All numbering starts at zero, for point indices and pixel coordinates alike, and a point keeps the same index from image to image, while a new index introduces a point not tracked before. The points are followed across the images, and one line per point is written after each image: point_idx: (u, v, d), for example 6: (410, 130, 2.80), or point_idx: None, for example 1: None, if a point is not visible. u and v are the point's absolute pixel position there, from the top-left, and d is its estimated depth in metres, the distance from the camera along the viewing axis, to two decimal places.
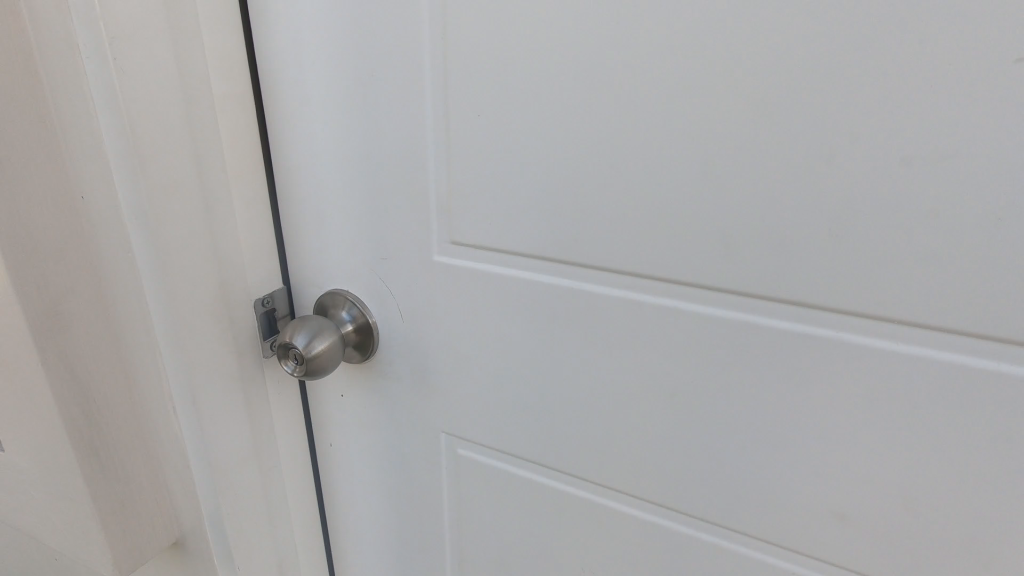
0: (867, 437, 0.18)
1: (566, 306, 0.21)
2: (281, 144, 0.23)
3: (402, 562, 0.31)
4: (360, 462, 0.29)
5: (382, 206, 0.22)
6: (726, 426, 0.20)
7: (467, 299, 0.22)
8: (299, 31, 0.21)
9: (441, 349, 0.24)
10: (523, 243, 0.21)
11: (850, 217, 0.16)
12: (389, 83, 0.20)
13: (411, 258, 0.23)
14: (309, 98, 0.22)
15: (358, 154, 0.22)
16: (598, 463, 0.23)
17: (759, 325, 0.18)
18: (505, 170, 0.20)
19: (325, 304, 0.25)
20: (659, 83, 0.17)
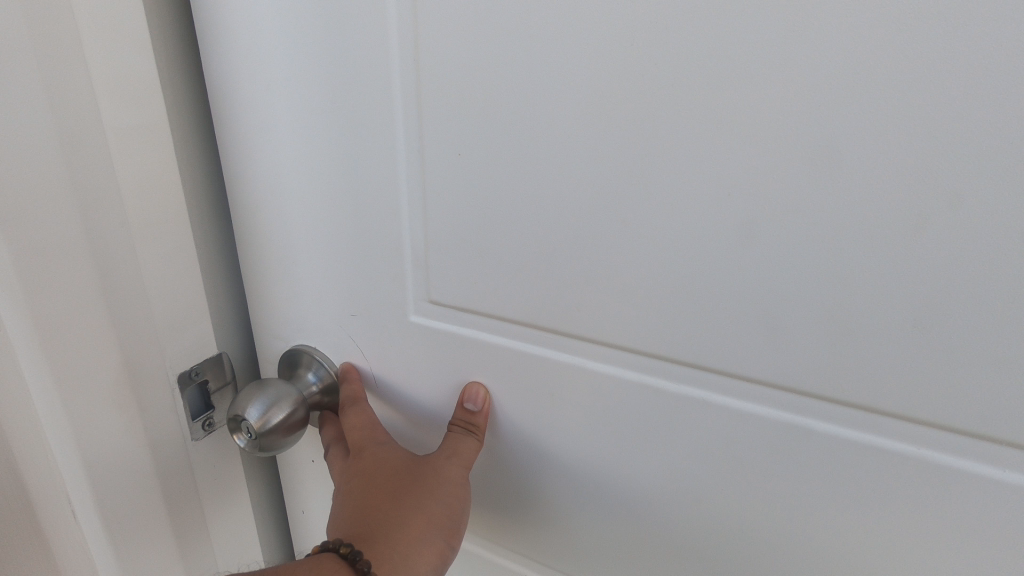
0: (940, 572, 0.14)
1: (563, 386, 0.17)
2: (231, 172, 0.19)
3: None
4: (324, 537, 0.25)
5: (349, 253, 0.18)
6: (750, 536, 0.16)
7: (447, 367, 0.18)
8: (249, 30, 0.16)
9: (421, 420, 0.20)
10: (513, 308, 0.16)
11: (939, 303, 0.12)
12: (354, 100, 0.16)
13: (383, 315, 0.19)
14: (262, 116, 0.17)
15: (321, 188, 0.18)
16: (588, 566, 0.19)
17: (808, 430, 0.14)
18: (492, 221, 0.16)
19: (287, 362, 0.21)
20: (690, 106, 0.12)
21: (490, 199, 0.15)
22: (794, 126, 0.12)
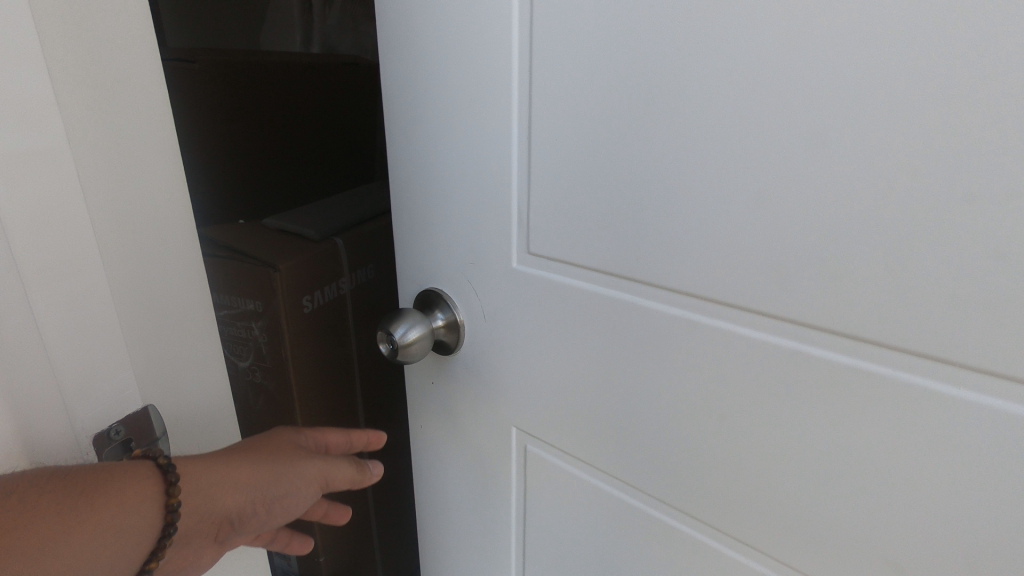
0: (904, 450, 0.22)
1: (623, 311, 0.28)
2: (417, 170, 0.33)
3: (473, 503, 0.40)
4: (447, 415, 0.39)
5: (478, 218, 0.31)
6: (762, 417, 0.25)
7: (537, 296, 0.31)
8: (434, 88, 0.30)
9: (516, 337, 0.32)
10: (588, 254, 0.28)
11: (866, 243, 0.20)
12: (488, 121, 0.29)
13: (493, 261, 0.32)
14: (436, 134, 0.31)
15: (467, 178, 0.31)
16: (632, 462, 0.31)
17: (780, 344, 0.23)
18: (574, 195, 0.27)
19: (429, 300, 0.35)
20: (697, 121, 0.23)
21: (568, 183, 0.27)
22: (783, 133, 0.21)
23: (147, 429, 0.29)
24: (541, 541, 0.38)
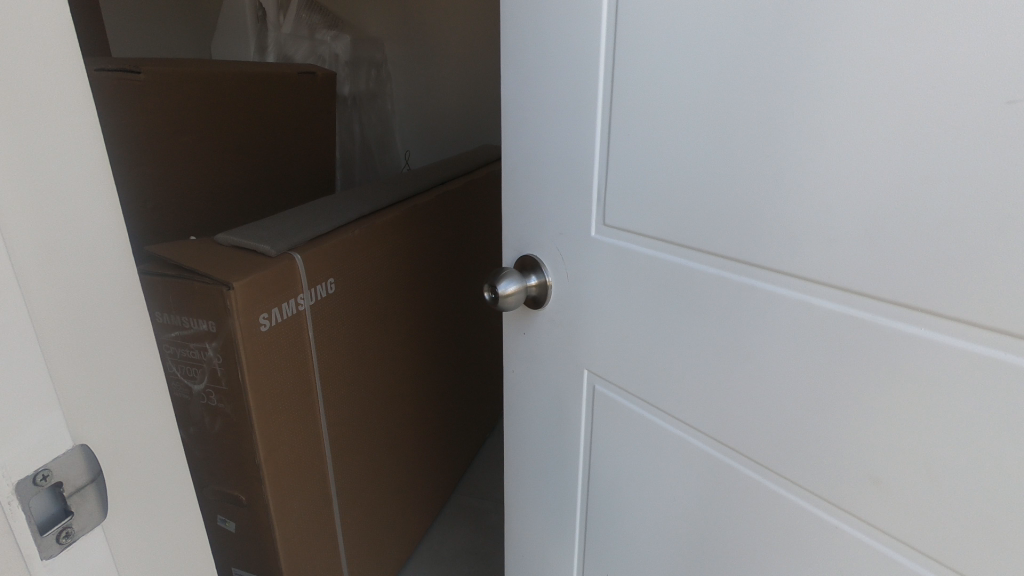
0: (897, 378, 0.29)
1: (677, 269, 0.38)
2: (526, 156, 0.47)
3: (552, 420, 0.53)
4: (539, 349, 0.52)
5: (568, 193, 0.44)
6: (778, 346, 0.34)
7: (613, 255, 0.42)
8: (539, 96, 0.43)
9: (593, 286, 0.45)
10: (651, 221, 0.39)
11: (862, 205, 0.28)
12: (575, 122, 0.41)
13: (577, 228, 0.44)
14: (540, 131, 0.44)
15: (562, 163, 0.43)
16: (682, 394, 0.41)
17: (803, 300, 0.32)
18: (643, 176, 0.39)
19: (530, 264, 0.49)
20: (731, 111, 0.33)
21: (637, 167, 0.39)
22: (798, 122, 0.30)
23: (79, 469, 0.28)
24: (604, 467, 0.50)
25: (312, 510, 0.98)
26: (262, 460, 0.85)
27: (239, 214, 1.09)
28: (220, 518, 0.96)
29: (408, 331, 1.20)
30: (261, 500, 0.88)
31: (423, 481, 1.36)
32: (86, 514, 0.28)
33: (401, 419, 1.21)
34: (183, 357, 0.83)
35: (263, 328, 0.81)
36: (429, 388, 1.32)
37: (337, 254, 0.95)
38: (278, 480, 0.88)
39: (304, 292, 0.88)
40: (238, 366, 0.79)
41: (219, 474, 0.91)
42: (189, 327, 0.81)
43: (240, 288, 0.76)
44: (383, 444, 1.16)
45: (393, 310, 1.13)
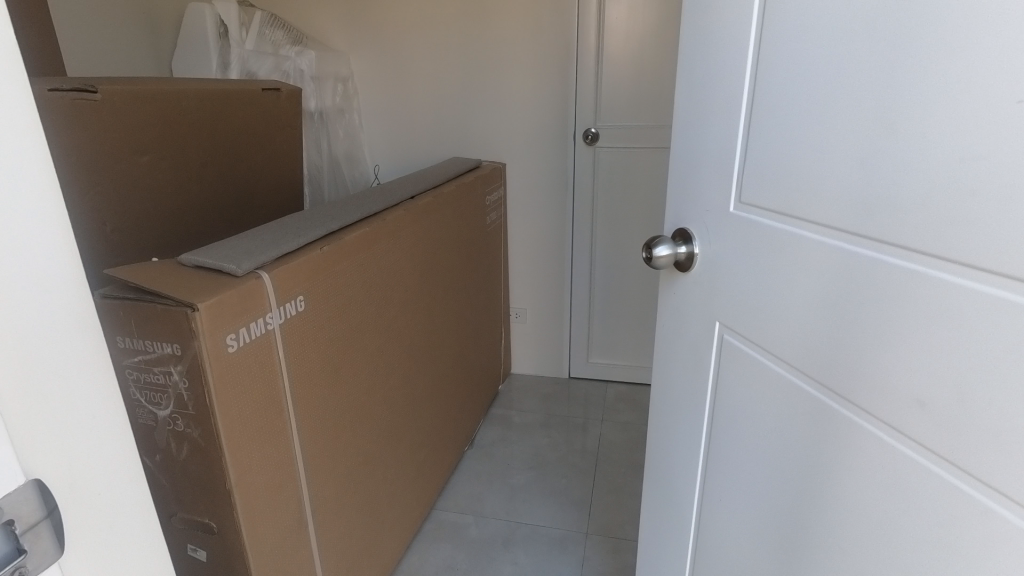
0: (935, 303, 0.43)
1: (784, 237, 0.57)
2: (694, 152, 0.69)
3: (692, 346, 0.75)
4: (688, 294, 0.74)
5: (715, 178, 0.66)
6: (856, 288, 0.50)
7: (738, 226, 0.63)
8: (708, 109, 0.65)
9: (721, 251, 0.66)
10: (768, 198, 0.59)
11: (907, 185, 0.45)
12: (728, 128, 0.62)
13: (715, 205, 0.66)
14: (705, 133, 0.66)
15: (718, 157, 0.64)
16: (787, 323, 0.58)
17: (869, 258, 0.49)
18: (768, 165, 0.58)
19: (684, 237, 0.72)
20: (832, 116, 0.50)
21: (761, 161, 0.59)
22: (864, 123, 0.48)
23: (31, 508, 0.35)
24: (729, 387, 0.69)
25: (282, 527, 1.03)
26: (232, 483, 0.91)
27: (198, 224, 1.27)
28: (191, 549, 1.01)
29: (366, 351, 1.28)
30: (230, 520, 0.94)
31: (388, 497, 1.43)
32: (37, 552, 0.35)
33: (362, 436, 1.29)
34: (147, 382, 0.89)
35: (229, 350, 0.88)
36: (388, 406, 1.39)
37: (297, 275, 1.03)
38: (249, 498, 0.94)
39: (270, 312, 0.96)
40: (206, 388, 0.85)
41: (185, 498, 0.96)
42: (153, 352, 0.87)
43: (206, 311, 0.83)
44: (346, 460, 1.23)
45: (351, 329, 1.21)
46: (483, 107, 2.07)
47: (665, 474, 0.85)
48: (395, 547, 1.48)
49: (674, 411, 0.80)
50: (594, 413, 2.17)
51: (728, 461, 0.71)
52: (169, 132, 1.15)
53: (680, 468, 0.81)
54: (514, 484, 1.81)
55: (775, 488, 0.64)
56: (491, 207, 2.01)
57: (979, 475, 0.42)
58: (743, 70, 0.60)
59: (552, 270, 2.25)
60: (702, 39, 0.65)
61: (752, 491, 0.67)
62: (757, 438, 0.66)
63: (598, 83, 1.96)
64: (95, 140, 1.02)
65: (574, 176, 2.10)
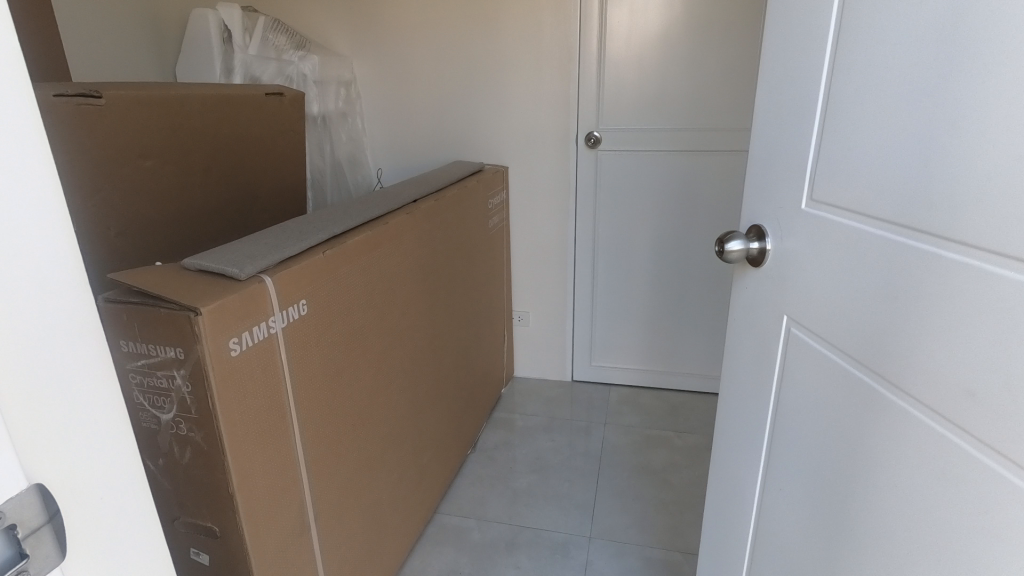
0: (985, 294, 0.45)
1: (851, 232, 0.59)
2: (770, 151, 0.71)
3: (761, 338, 0.77)
4: (759, 288, 0.77)
5: (789, 176, 0.68)
6: (912, 280, 0.52)
7: (808, 222, 0.66)
8: (786, 110, 0.68)
9: (792, 246, 0.69)
10: (837, 195, 0.61)
11: (964, 180, 0.47)
12: (803, 129, 0.65)
13: (788, 203, 0.69)
14: (782, 134, 0.69)
15: (794, 155, 0.67)
16: (850, 315, 0.60)
17: (925, 252, 0.51)
18: (838, 162, 0.60)
19: (757, 233, 0.75)
20: (897, 115, 0.53)
21: (832, 159, 0.61)
22: (925, 122, 0.50)
23: (33, 512, 0.33)
24: (794, 379, 0.71)
25: (284, 533, 1.01)
26: (235, 488, 0.89)
27: (201, 226, 1.25)
28: (192, 553, 0.98)
29: (369, 354, 1.25)
30: (233, 525, 0.91)
31: (391, 502, 1.40)
32: (39, 557, 0.33)
33: (365, 440, 1.26)
34: (150, 386, 0.87)
35: (233, 353, 0.86)
36: (391, 410, 1.37)
37: (300, 278, 1.00)
38: (252, 504, 0.92)
39: (273, 316, 0.94)
40: (209, 392, 0.83)
41: (187, 502, 0.94)
42: (155, 355, 0.84)
43: (209, 314, 0.81)
44: (349, 465, 1.20)
45: (353, 332, 1.18)
46: (486, 109, 2.05)
47: (733, 467, 0.87)
48: (398, 551, 1.45)
49: (742, 403, 0.83)
50: (596, 417, 2.14)
51: (787, 450, 0.73)
52: (173, 135, 1.13)
53: (745, 457, 0.83)
54: (515, 487, 1.78)
55: (833, 476, 0.65)
56: (493, 211, 1.99)
57: (1018, 459, 0.43)
58: (819, 72, 0.62)
59: (553, 271, 2.21)
60: (782, 44, 0.68)
61: (812, 480, 0.69)
62: (818, 429, 0.67)
63: (600, 83, 1.94)
64: (99, 144, 1.00)
65: (576, 177, 2.07)
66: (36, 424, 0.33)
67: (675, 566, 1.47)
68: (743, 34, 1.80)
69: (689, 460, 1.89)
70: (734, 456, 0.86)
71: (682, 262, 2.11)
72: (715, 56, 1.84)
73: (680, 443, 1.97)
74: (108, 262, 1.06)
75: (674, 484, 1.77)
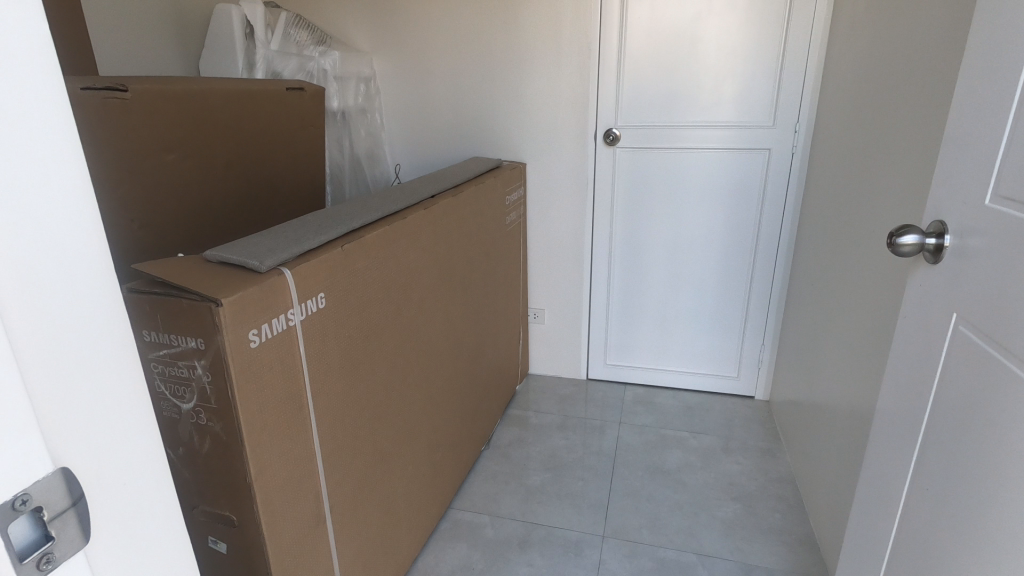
0: None
1: (1020, 225, 0.61)
2: (962, 146, 0.72)
3: (928, 332, 0.78)
4: (931, 282, 0.78)
5: (975, 171, 0.70)
6: None
7: (984, 219, 0.67)
8: (979, 107, 0.69)
9: (966, 242, 0.70)
10: (1015, 189, 0.62)
11: None
12: (994, 124, 0.66)
13: (969, 199, 0.70)
14: (973, 130, 0.70)
15: (981, 150, 0.68)
16: (1013, 306, 0.62)
17: None
18: (1019, 156, 0.62)
19: (938, 229, 0.76)
20: None
21: (1016, 153, 0.63)
22: None
23: (58, 494, 0.31)
24: (953, 372, 0.72)
25: (300, 523, 0.99)
26: (253, 477, 0.87)
27: (220, 218, 1.25)
28: (209, 541, 0.97)
29: (385, 349, 1.23)
30: (250, 514, 0.90)
31: (405, 498, 1.38)
32: (65, 541, 0.31)
33: (381, 435, 1.24)
34: (171, 375, 0.86)
35: (252, 344, 0.85)
36: (406, 406, 1.35)
37: (320, 269, 0.99)
38: (268, 496, 0.91)
39: (292, 308, 0.93)
40: (230, 382, 0.82)
41: (205, 490, 0.93)
42: (176, 345, 0.83)
43: (229, 307, 0.79)
44: (365, 460, 1.18)
45: (370, 326, 1.16)
46: (502, 106, 2.01)
47: (886, 470, 0.87)
48: (412, 546, 1.43)
49: (904, 397, 0.83)
50: (611, 416, 2.10)
51: (942, 447, 0.73)
52: (196, 128, 1.12)
53: (898, 460, 0.84)
54: (529, 485, 1.75)
55: (982, 467, 0.66)
56: (510, 207, 1.95)
57: None
58: (1014, 68, 0.63)
59: (569, 271, 2.18)
60: (982, 45, 0.69)
61: (961, 471, 0.69)
62: (970, 421, 0.68)
63: (619, 80, 1.89)
64: (124, 133, 0.99)
65: (594, 175, 2.03)
66: (59, 405, 0.30)
67: (689, 567, 1.43)
68: (764, 32, 1.75)
69: (704, 461, 1.83)
70: (890, 462, 0.86)
71: (701, 263, 2.05)
72: (736, 53, 1.78)
73: (695, 445, 1.92)
74: (125, 255, 1.05)
75: (689, 485, 1.72)
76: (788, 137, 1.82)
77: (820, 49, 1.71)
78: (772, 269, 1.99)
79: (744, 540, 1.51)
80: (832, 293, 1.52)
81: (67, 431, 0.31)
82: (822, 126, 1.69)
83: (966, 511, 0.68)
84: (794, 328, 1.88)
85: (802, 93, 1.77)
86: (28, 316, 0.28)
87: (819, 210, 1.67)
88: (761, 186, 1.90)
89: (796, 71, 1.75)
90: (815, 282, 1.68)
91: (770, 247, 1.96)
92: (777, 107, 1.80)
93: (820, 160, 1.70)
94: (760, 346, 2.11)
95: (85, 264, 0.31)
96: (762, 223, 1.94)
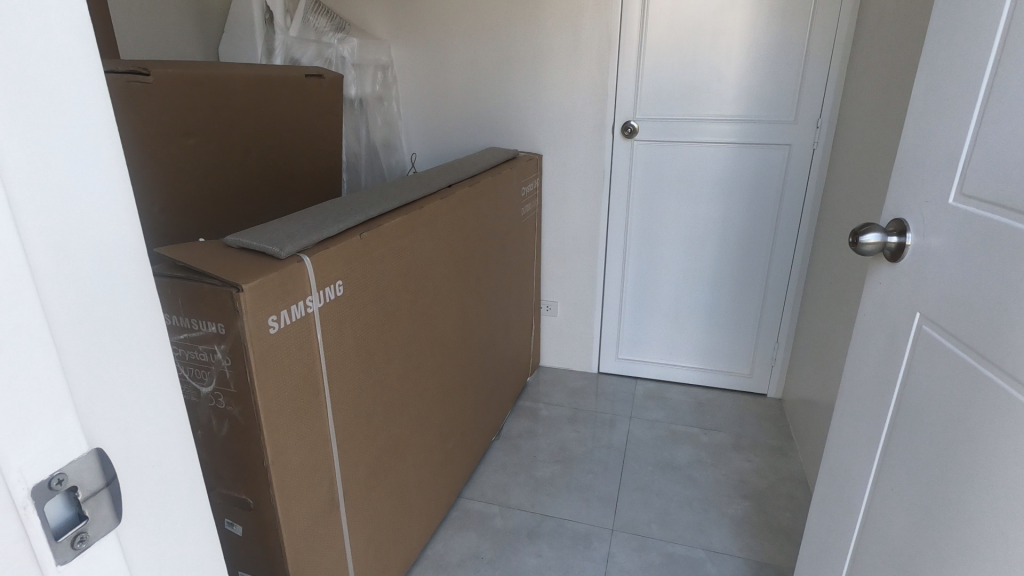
0: None
1: (988, 226, 0.64)
2: (927, 150, 0.76)
3: (889, 330, 0.83)
4: (891, 282, 0.82)
5: (939, 172, 0.73)
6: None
7: (948, 221, 0.70)
8: (944, 111, 0.73)
9: (931, 243, 0.74)
10: (980, 190, 0.66)
11: None
12: (959, 127, 0.70)
13: (933, 200, 0.74)
14: (938, 134, 0.74)
15: (947, 152, 0.72)
16: (976, 307, 0.65)
17: None
18: (985, 157, 0.65)
19: (898, 228, 0.80)
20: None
21: (981, 153, 0.66)
22: None
23: (91, 476, 0.34)
24: (919, 369, 0.75)
25: (314, 507, 1.06)
26: (270, 461, 0.93)
27: (239, 205, 1.31)
28: (226, 523, 1.04)
29: (399, 340, 1.28)
30: (266, 495, 0.96)
31: (416, 485, 1.45)
32: (97, 520, 0.34)
33: (394, 421, 1.30)
34: (191, 359, 0.92)
35: (271, 330, 0.90)
36: (418, 393, 1.40)
37: (336, 259, 1.04)
38: (283, 477, 0.97)
39: (310, 296, 0.98)
40: (248, 367, 0.88)
41: (224, 473, 0.99)
42: (198, 330, 0.89)
43: (250, 291, 0.85)
44: (377, 444, 1.24)
45: (385, 316, 1.21)
46: (521, 97, 2.04)
47: (850, 463, 0.92)
48: (421, 530, 1.49)
49: (866, 392, 0.88)
50: (621, 409, 2.14)
51: (908, 444, 0.77)
52: (215, 114, 1.18)
53: (862, 455, 0.88)
54: (538, 477, 1.81)
55: (944, 464, 0.69)
56: (526, 198, 1.98)
57: None
58: (980, 75, 0.66)
59: (584, 263, 2.21)
60: (947, 52, 0.73)
61: (924, 469, 0.73)
62: (933, 415, 0.72)
63: (639, 74, 1.91)
64: (147, 120, 1.05)
65: (611, 168, 2.06)
66: (97, 390, 0.33)
67: (698, 563, 1.47)
68: (789, 26, 1.75)
69: (715, 458, 1.87)
70: (854, 456, 0.90)
71: (714, 257, 2.07)
72: (757, 44, 1.79)
73: (706, 441, 1.96)
74: (153, 235, 1.12)
75: (699, 482, 1.76)
76: (809, 131, 1.83)
77: (846, 41, 1.70)
78: (789, 267, 2.01)
79: (754, 539, 1.54)
80: (849, 292, 1.54)
81: (99, 414, 0.34)
82: (845, 120, 1.69)
83: (934, 512, 0.71)
84: (809, 326, 1.90)
85: (826, 87, 1.77)
86: (69, 305, 0.31)
87: (838, 206, 1.68)
88: (781, 182, 1.92)
89: (820, 63, 1.75)
90: (832, 279, 1.70)
91: (788, 243, 1.98)
92: (800, 101, 1.81)
93: (841, 154, 1.70)
94: (775, 345, 2.13)
95: (114, 242, 0.34)
96: (780, 219, 1.96)
